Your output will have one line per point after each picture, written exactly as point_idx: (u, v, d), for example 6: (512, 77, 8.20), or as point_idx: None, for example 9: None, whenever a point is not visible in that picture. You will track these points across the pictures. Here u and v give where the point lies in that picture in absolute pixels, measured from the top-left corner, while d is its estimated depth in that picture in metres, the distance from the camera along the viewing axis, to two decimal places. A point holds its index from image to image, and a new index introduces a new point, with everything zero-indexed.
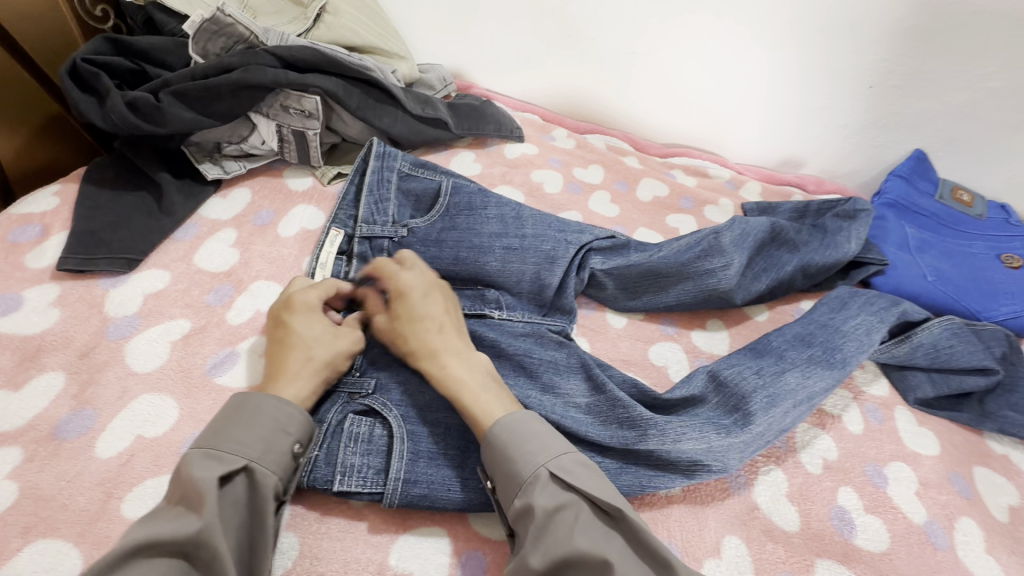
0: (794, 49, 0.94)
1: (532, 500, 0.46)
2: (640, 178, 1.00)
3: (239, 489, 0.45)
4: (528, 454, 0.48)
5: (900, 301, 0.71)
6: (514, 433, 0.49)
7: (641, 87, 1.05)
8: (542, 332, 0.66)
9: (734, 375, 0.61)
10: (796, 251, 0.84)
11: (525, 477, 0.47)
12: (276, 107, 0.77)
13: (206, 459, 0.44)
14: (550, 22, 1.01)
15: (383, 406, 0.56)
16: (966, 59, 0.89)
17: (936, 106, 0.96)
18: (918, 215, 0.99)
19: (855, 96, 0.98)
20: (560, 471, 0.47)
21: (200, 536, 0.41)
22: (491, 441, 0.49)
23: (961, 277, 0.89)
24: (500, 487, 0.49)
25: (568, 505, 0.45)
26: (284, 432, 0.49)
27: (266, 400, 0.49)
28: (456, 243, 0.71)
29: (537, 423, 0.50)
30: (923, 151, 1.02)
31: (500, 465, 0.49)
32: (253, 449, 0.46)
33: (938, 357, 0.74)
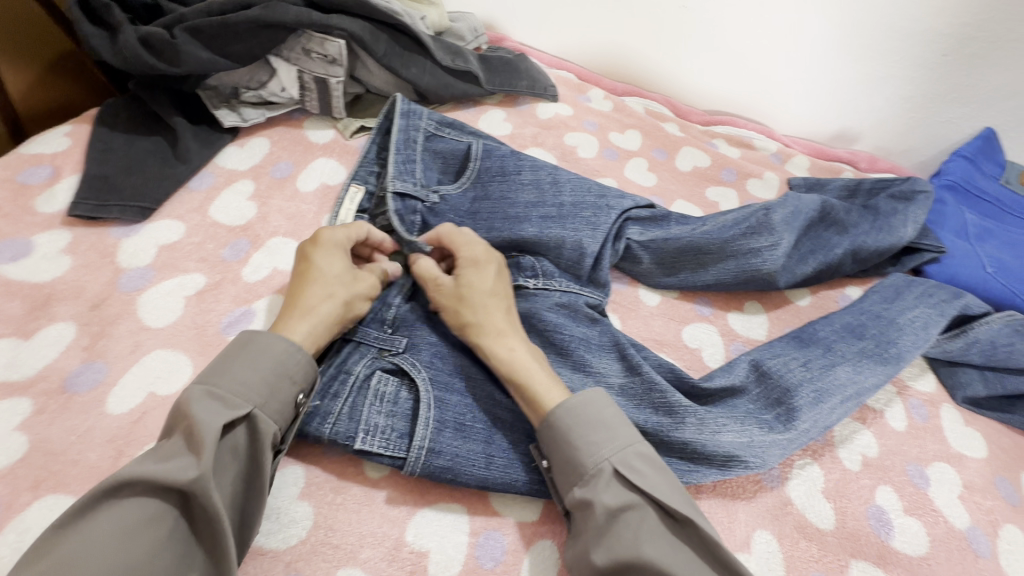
0: (863, 9, 0.85)
1: (596, 495, 0.45)
2: (680, 146, 0.93)
3: (237, 436, 0.43)
4: (591, 445, 0.46)
5: (962, 293, 0.66)
6: (580, 418, 0.48)
7: (688, 46, 0.97)
8: (577, 306, 0.62)
9: (778, 366, 0.58)
10: (846, 234, 0.78)
11: (588, 469, 0.46)
12: (298, 50, 0.71)
13: (207, 400, 0.42)
14: None
15: (413, 365, 0.54)
16: None
17: (1015, 80, 0.87)
18: (980, 200, 0.92)
19: (927, 64, 0.88)
20: (625, 468, 0.45)
21: (192, 484, 0.38)
22: (552, 427, 0.48)
23: None
24: (558, 472, 0.48)
25: (631, 505, 0.44)
26: (287, 379, 0.47)
27: (276, 341, 0.47)
28: (490, 215, 0.67)
29: (606, 411, 0.49)
30: (993, 130, 0.93)
31: (558, 451, 0.48)
32: (256, 395, 0.44)
33: (994, 355, 0.69)
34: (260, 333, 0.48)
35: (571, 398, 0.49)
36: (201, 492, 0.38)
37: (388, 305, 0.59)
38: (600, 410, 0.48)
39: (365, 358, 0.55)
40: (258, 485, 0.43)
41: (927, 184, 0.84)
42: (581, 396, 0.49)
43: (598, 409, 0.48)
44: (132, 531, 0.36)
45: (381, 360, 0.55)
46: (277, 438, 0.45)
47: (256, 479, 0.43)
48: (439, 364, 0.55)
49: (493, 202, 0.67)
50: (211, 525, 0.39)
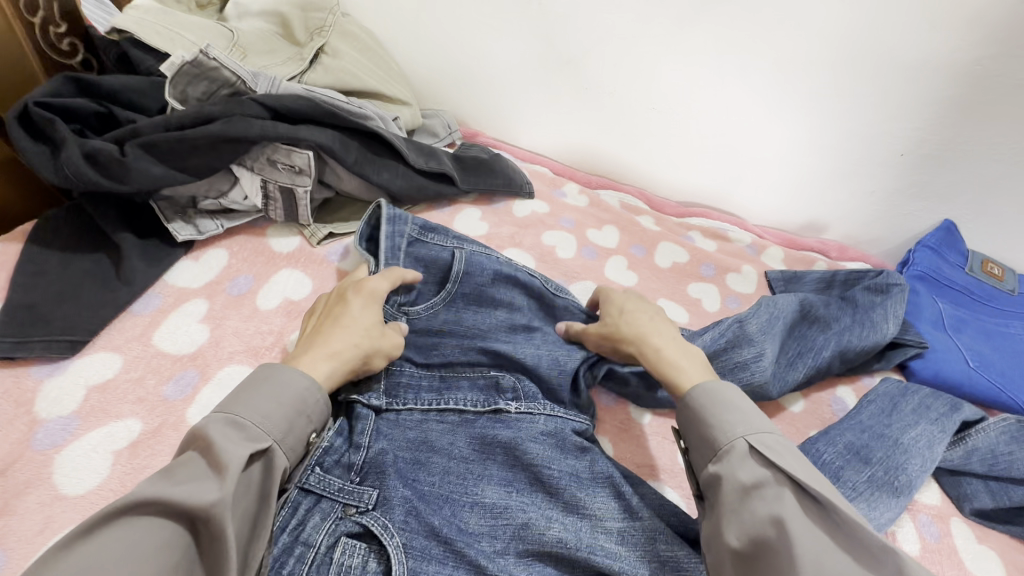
0: (822, 114, 0.88)
1: (730, 469, 0.47)
2: (657, 242, 0.92)
3: (253, 473, 0.44)
4: (726, 424, 0.50)
5: (960, 403, 0.65)
6: (711, 401, 0.52)
7: (659, 145, 0.99)
8: (563, 434, 0.57)
9: None
10: (835, 333, 0.76)
11: (721, 445, 0.49)
12: (262, 160, 0.67)
13: (228, 427, 0.44)
14: (565, 73, 0.94)
15: (383, 530, 0.48)
16: (1005, 131, 0.84)
17: (970, 177, 0.91)
18: (949, 290, 0.94)
19: (886, 163, 0.92)
20: (759, 446, 0.47)
21: (212, 509, 0.39)
22: (687, 406, 0.53)
23: (1004, 363, 0.83)
24: (693, 452, 0.52)
25: (765, 481, 0.45)
26: (302, 415, 0.49)
27: (298, 376, 0.50)
28: (467, 333, 0.63)
29: (735, 396, 0.52)
30: (952, 222, 0.97)
31: (693, 431, 0.52)
32: (277, 428, 0.46)
33: (995, 465, 0.67)
34: (282, 366, 0.50)
35: (710, 381, 0.54)
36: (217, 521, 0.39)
37: (356, 448, 0.54)
38: (731, 394, 0.52)
39: (331, 516, 0.49)
40: (261, 515, 0.44)
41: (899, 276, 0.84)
42: (717, 383, 0.54)
43: (724, 394, 0.52)
44: (146, 556, 0.36)
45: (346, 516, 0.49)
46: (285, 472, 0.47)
47: (260, 509, 0.44)
48: (413, 516, 0.49)
49: (473, 322, 0.64)
50: (218, 556, 0.39)
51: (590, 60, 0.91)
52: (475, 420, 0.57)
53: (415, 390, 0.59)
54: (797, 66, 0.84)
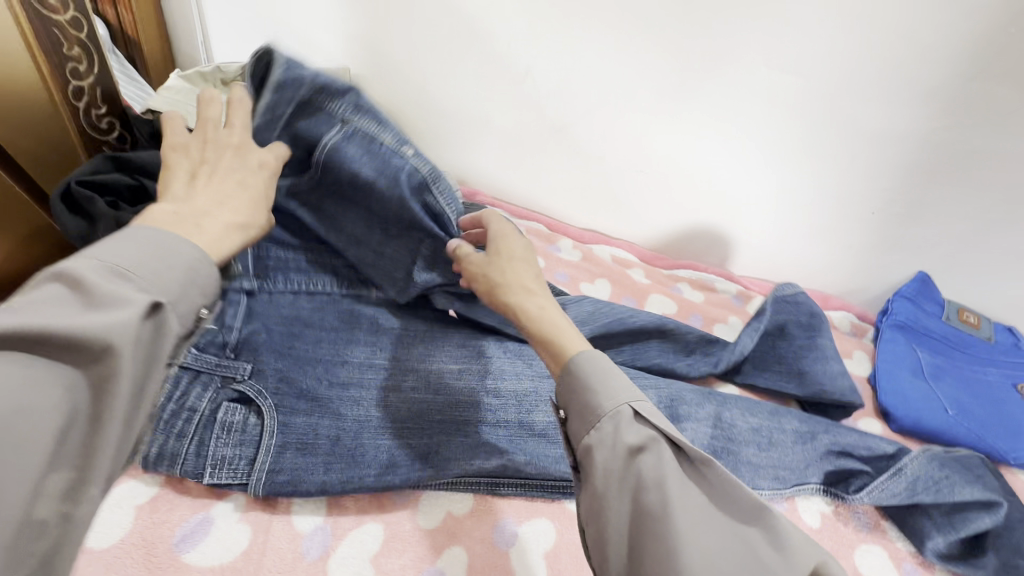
0: (795, 176, 0.95)
1: (620, 437, 0.45)
2: (648, 294, 0.98)
3: (146, 328, 0.38)
4: (610, 390, 0.47)
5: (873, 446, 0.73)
6: (593, 366, 0.49)
7: (645, 203, 1.06)
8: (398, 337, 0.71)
9: None
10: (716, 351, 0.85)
11: (605, 410, 0.46)
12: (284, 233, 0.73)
13: (111, 276, 0.38)
14: (556, 139, 1.02)
15: (257, 395, 0.60)
16: (964, 192, 0.91)
17: (937, 232, 0.97)
18: (927, 338, 0.98)
19: (858, 220, 0.99)
20: (640, 411, 0.46)
21: (108, 339, 0.35)
22: (569, 371, 0.50)
23: (981, 410, 0.87)
24: (571, 420, 0.49)
25: (651, 445, 0.45)
26: (195, 284, 0.42)
27: (188, 246, 0.43)
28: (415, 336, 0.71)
29: (606, 360, 0.50)
30: (926, 273, 1.03)
31: (576, 398, 0.48)
32: (171, 290, 0.40)
33: (939, 493, 0.68)
34: (172, 236, 0.43)
35: (588, 347, 0.51)
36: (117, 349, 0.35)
37: (227, 329, 0.63)
38: (607, 364, 0.50)
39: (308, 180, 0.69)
40: (148, 375, 0.38)
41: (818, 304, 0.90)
42: (594, 350, 0.51)
43: (603, 360, 0.50)
44: (32, 413, 0.32)
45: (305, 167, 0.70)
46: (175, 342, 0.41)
47: (147, 377, 0.38)
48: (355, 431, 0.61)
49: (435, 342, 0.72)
50: (107, 397, 0.35)
51: (579, 128, 0.99)
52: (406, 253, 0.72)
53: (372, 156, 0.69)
54: (770, 133, 0.91)
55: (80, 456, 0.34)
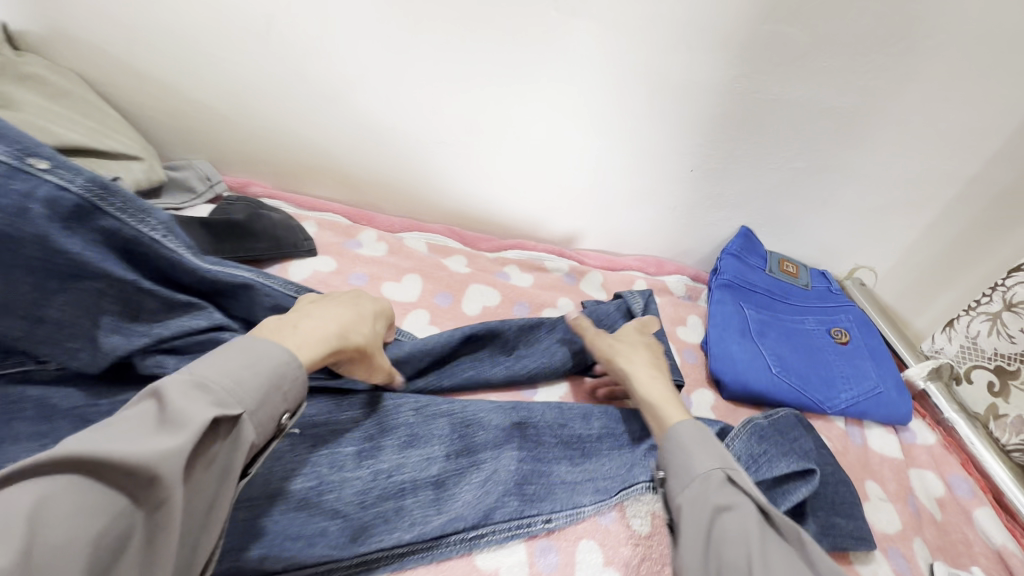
0: (610, 136, 0.86)
1: (709, 493, 0.54)
2: (466, 286, 0.84)
3: (212, 447, 0.41)
4: (703, 458, 0.57)
5: None
6: (685, 438, 0.59)
7: (457, 179, 0.91)
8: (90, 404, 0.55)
9: (398, 434, 0.59)
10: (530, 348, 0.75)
11: (698, 473, 0.56)
12: None
13: (192, 389, 0.41)
14: (335, 109, 0.82)
15: None
16: (772, 142, 0.89)
17: (752, 184, 0.95)
18: (754, 294, 0.97)
19: (679, 180, 0.93)
20: (732, 475, 0.55)
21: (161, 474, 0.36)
22: (670, 438, 0.60)
23: (800, 363, 0.86)
24: (670, 477, 0.59)
25: (736, 505, 0.53)
26: (278, 388, 0.46)
27: (275, 349, 0.47)
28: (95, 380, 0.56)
29: (698, 429, 0.60)
30: (749, 228, 1.01)
31: (671, 461, 0.59)
32: (251, 399, 0.44)
33: (758, 469, 0.65)
34: (269, 341, 0.48)
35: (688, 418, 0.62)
36: (167, 483, 0.36)
37: None
38: (696, 435, 0.60)
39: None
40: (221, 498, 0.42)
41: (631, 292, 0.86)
42: (681, 425, 0.61)
43: (697, 435, 0.60)
44: (82, 540, 0.32)
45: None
46: (254, 447, 0.45)
47: (222, 493, 0.42)
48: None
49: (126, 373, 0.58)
50: (170, 530, 0.36)
51: (357, 94, 0.80)
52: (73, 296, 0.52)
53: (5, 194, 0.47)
54: (574, 92, 0.80)
55: (127, 575, 0.34)
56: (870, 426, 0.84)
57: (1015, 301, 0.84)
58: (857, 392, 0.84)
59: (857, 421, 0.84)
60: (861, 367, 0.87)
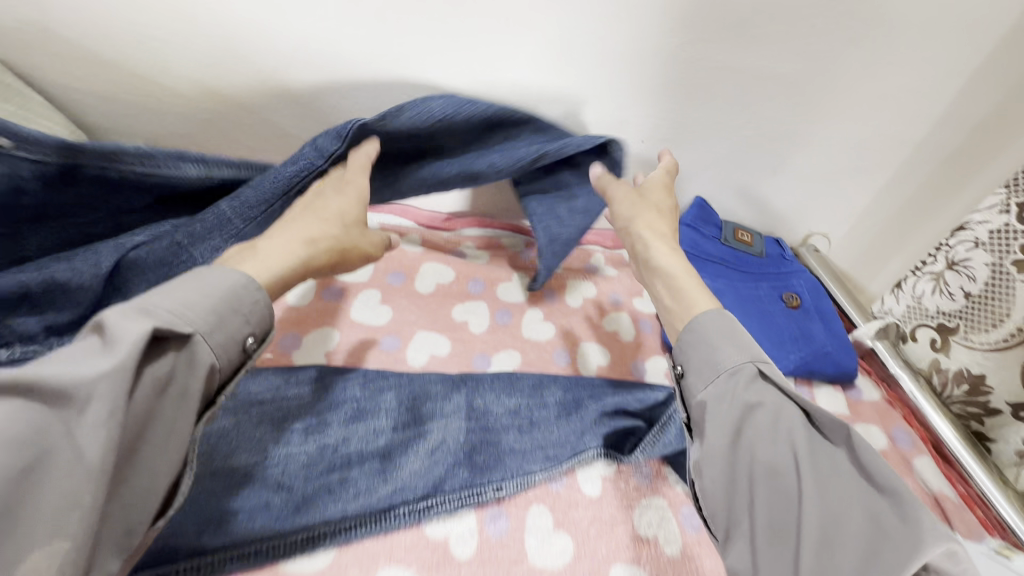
0: (560, 109, 0.86)
1: (729, 389, 0.54)
2: (419, 265, 0.84)
3: (161, 365, 0.44)
4: (722, 355, 0.55)
5: (645, 393, 0.68)
6: (707, 331, 0.58)
7: None
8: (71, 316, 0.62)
9: (344, 410, 0.61)
10: (562, 202, 0.84)
11: (724, 368, 0.55)
12: None
13: (134, 314, 0.43)
14: (278, 88, 0.81)
15: None
16: (720, 111, 0.89)
17: (705, 153, 0.96)
18: (708, 263, 0.99)
19: (631, 152, 0.94)
20: (765, 371, 0.54)
21: (95, 390, 0.40)
22: (692, 333, 0.59)
23: (752, 327, 0.88)
24: (691, 371, 0.58)
25: (767, 404, 0.52)
26: (235, 313, 0.49)
27: (232, 274, 0.50)
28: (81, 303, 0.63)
29: (720, 323, 0.58)
30: (702, 198, 1.03)
31: (693, 355, 0.58)
32: (203, 321, 0.47)
33: None
34: (241, 274, 0.51)
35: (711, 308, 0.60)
36: (101, 397, 0.40)
37: None
38: (720, 330, 0.58)
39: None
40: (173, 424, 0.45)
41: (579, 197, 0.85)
42: (713, 313, 0.59)
43: (722, 328, 0.58)
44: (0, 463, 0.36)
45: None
46: (217, 372, 0.48)
47: (157, 412, 0.45)
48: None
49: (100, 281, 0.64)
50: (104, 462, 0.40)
51: (298, 71, 0.79)
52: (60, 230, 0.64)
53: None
54: (519, 65, 0.79)
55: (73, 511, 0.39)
56: (817, 386, 0.87)
57: (957, 261, 0.85)
58: (806, 353, 0.87)
59: (805, 381, 0.87)
60: (810, 329, 0.90)
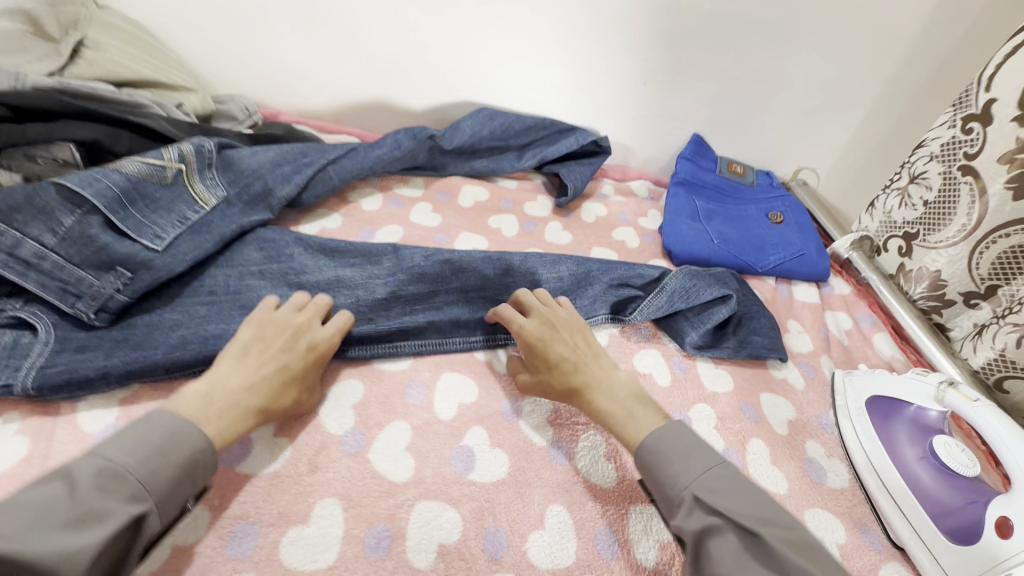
0: (574, 54, 1.03)
1: (681, 522, 0.53)
2: (460, 186, 1.02)
3: (120, 537, 0.44)
4: (673, 478, 0.55)
5: (639, 270, 0.87)
6: (660, 454, 0.57)
7: (451, 101, 1.09)
8: (212, 228, 0.74)
9: (418, 268, 0.77)
10: (582, 162, 1.11)
11: (674, 498, 0.55)
12: (17, 157, 0.67)
13: (109, 480, 0.44)
14: (345, 44, 1.00)
15: (33, 316, 0.61)
16: (710, 55, 1.06)
17: (698, 94, 1.12)
18: (704, 189, 1.15)
19: (636, 93, 1.11)
20: (704, 492, 0.53)
21: (71, 568, 0.39)
22: (643, 464, 0.58)
23: (739, 236, 1.05)
24: (661, 503, 0.57)
25: (713, 526, 0.50)
26: (191, 482, 0.49)
27: (197, 439, 0.50)
28: (212, 224, 0.74)
29: (675, 444, 0.58)
30: (699, 134, 1.18)
31: (652, 483, 0.57)
32: (160, 490, 0.46)
33: (689, 297, 0.85)
34: (167, 415, 0.50)
35: (651, 436, 0.59)
36: None
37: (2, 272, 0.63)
38: (679, 441, 0.58)
39: (116, 281, 0.64)
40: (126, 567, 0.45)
41: (585, 135, 1.10)
42: (656, 436, 0.59)
43: (674, 442, 0.58)
44: None
45: (111, 273, 0.64)
46: (154, 541, 0.47)
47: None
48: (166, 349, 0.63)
49: (236, 211, 0.78)
50: None
51: (362, 31, 0.99)
52: (200, 158, 0.76)
53: (202, 237, 0.72)
54: (536, 22, 0.98)
55: None
56: (795, 283, 1.04)
57: (917, 174, 0.99)
58: (784, 255, 1.03)
59: (785, 279, 1.04)
60: (789, 237, 1.06)
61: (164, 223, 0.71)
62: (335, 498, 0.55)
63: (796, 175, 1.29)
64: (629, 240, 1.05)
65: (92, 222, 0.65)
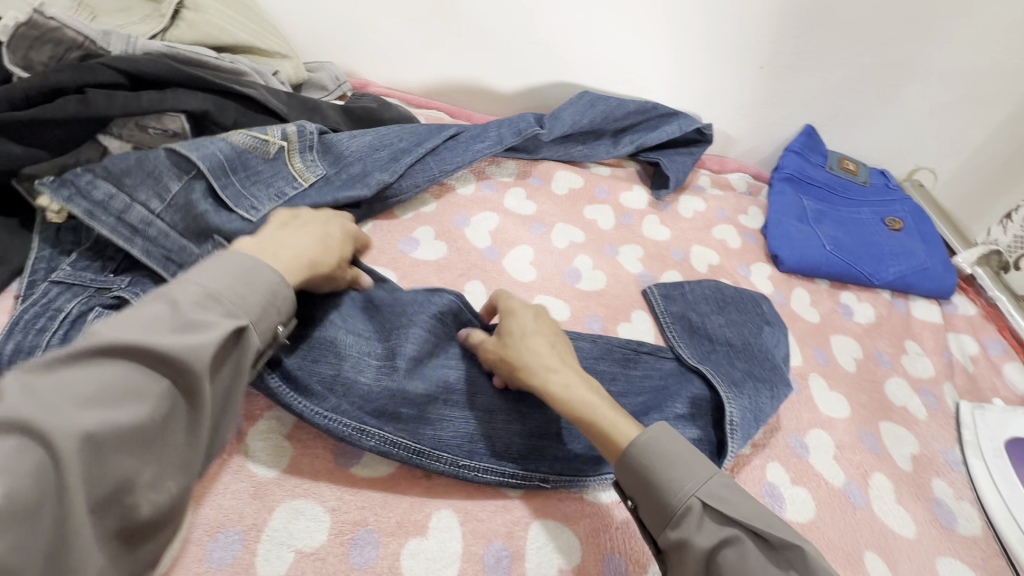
0: (688, 33, 0.94)
1: (690, 535, 0.45)
2: (554, 170, 0.96)
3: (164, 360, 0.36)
4: (674, 482, 0.47)
5: (759, 299, 0.81)
6: (655, 453, 0.48)
7: (546, 78, 1.02)
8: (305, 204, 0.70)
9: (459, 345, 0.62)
10: (681, 151, 1.03)
11: (676, 508, 0.46)
12: (130, 126, 0.65)
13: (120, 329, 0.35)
14: (442, 11, 0.93)
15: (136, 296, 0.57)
16: (841, 38, 0.95)
17: (817, 81, 1.01)
18: (813, 187, 1.05)
19: (750, 77, 1.01)
20: (713, 499, 0.46)
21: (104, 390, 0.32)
22: (631, 466, 0.48)
23: (854, 243, 0.96)
24: (646, 514, 0.48)
25: (729, 540, 0.44)
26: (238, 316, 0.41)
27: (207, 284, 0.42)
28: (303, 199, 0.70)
29: (675, 443, 0.49)
30: (812, 126, 1.08)
31: (643, 493, 0.48)
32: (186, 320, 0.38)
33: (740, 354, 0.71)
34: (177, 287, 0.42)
35: (645, 433, 0.49)
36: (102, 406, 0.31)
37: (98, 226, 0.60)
38: (674, 443, 0.49)
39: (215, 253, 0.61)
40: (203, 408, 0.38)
41: (688, 121, 1.02)
42: (653, 430, 0.49)
43: (671, 440, 0.49)
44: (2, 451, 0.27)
45: (209, 243, 0.62)
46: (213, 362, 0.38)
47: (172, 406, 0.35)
48: None
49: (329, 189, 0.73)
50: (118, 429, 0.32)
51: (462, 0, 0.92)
52: (302, 138, 0.74)
53: None
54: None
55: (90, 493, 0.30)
56: (911, 299, 0.95)
57: None
58: (904, 267, 0.94)
59: (900, 294, 0.95)
60: (910, 247, 0.97)
61: (261, 196, 0.68)
62: (450, 509, 0.53)
63: (911, 176, 1.17)
64: (729, 239, 0.97)
65: (196, 188, 0.63)
